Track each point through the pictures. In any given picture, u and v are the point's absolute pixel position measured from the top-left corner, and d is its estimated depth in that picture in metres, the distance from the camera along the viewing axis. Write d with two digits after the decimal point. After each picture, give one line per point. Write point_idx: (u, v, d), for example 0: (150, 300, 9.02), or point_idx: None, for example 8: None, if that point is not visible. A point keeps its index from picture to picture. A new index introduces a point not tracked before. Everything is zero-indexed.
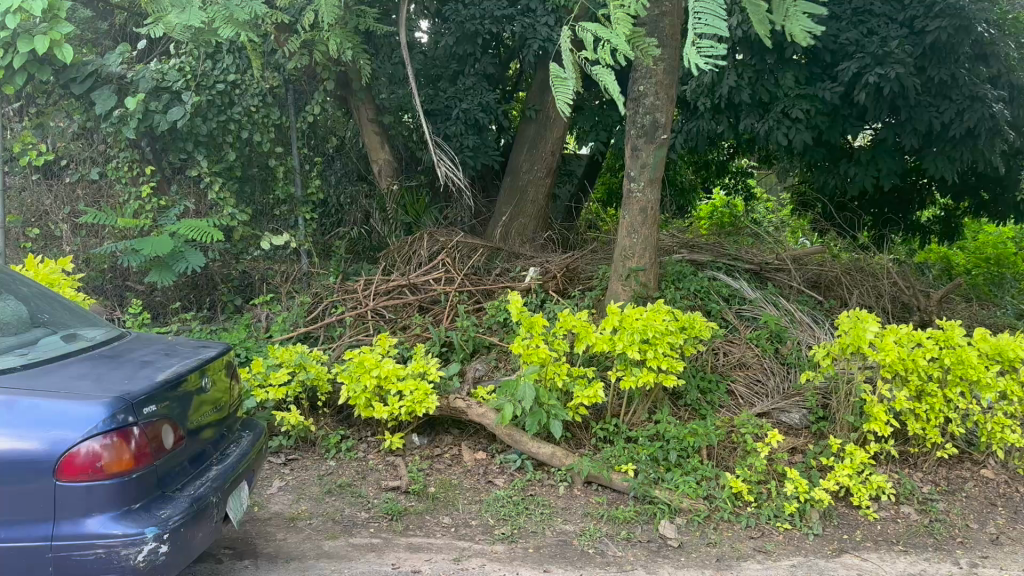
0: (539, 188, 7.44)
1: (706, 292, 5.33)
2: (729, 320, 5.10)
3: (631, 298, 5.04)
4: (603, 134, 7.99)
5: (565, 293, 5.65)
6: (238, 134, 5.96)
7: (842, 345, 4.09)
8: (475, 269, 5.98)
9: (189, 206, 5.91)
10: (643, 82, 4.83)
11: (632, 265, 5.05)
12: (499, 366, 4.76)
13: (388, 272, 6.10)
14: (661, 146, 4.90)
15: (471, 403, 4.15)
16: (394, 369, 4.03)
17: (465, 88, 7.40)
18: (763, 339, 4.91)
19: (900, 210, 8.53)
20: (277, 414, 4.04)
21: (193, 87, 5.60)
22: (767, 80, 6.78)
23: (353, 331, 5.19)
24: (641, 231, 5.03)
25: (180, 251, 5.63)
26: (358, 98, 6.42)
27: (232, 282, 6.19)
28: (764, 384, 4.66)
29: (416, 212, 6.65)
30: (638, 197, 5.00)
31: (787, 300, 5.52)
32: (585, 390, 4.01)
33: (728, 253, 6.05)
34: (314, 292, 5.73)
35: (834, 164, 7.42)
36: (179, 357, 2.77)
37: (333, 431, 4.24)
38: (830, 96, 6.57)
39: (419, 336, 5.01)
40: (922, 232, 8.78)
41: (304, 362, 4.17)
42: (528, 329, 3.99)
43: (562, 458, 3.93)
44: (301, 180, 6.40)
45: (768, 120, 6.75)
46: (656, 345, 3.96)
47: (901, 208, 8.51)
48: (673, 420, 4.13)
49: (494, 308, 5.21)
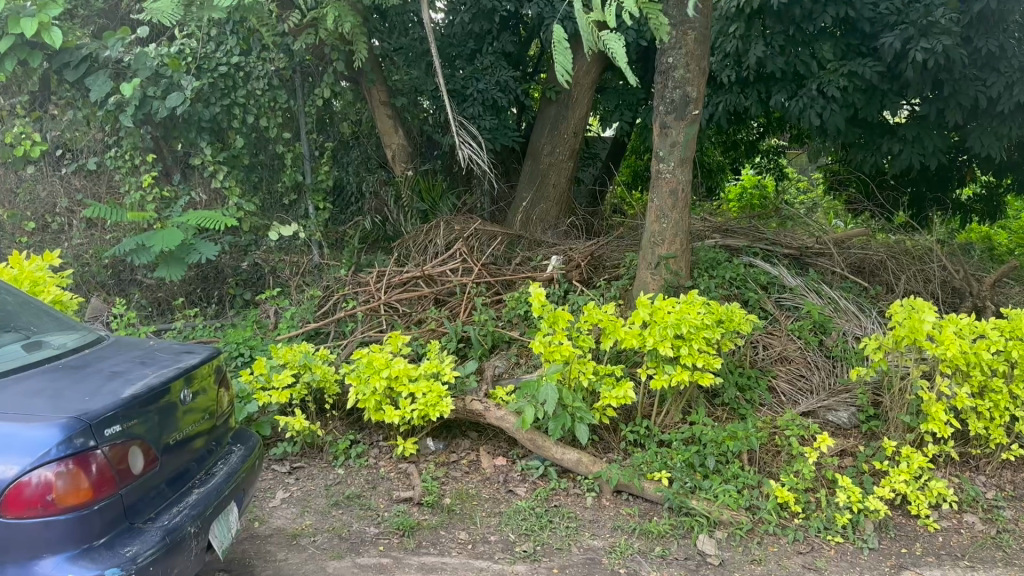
0: (561, 171, 7.08)
1: (742, 280, 4.94)
2: (769, 311, 4.72)
3: (661, 288, 4.67)
4: (627, 113, 7.60)
5: (590, 282, 5.31)
6: (243, 119, 5.65)
7: (897, 338, 3.71)
8: (494, 259, 5.65)
9: (194, 196, 5.63)
10: (673, 54, 4.46)
11: (662, 252, 4.69)
12: (520, 363, 4.46)
13: (403, 263, 5.79)
14: (692, 123, 4.53)
15: (489, 405, 3.83)
16: (406, 369, 3.72)
17: (483, 68, 7.09)
18: (806, 330, 4.53)
19: (937, 188, 7.88)
20: (280, 418, 3.74)
21: (193, 70, 5.30)
22: (802, 52, 6.32)
23: (366, 327, 4.89)
24: (671, 216, 4.67)
25: (190, 243, 5.34)
26: (370, 79, 6.11)
27: (241, 275, 5.91)
28: (808, 381, 4.30)
29: (431, 198, 6.33)
30: (668, 178, 4.64)
31: (830, 287, 5.12)
32: (614, 390, 3.68)
33: (764, 237, 5.67)
34: (325, 285, 5.44)
35: (871, 141, 6.85)
36: (156, 366, 2.47)
37: (342, 437, 3.94)
38: (869, 72, 6.10)
39: (434, 331, 4.69)
40: (960, 210, 8.06)
41: (309, 363, 3.85)
42: (550, 324, 3.66)
43: (589, 465, 3.59)
44: (310, 167, 6.09)
45: (802, 97, 6.31)
46: (691, 341, 3.62)
47: (939, 185, 7.84)
48: (710, 422, 3.79)
49: (514, 300, 4.88)
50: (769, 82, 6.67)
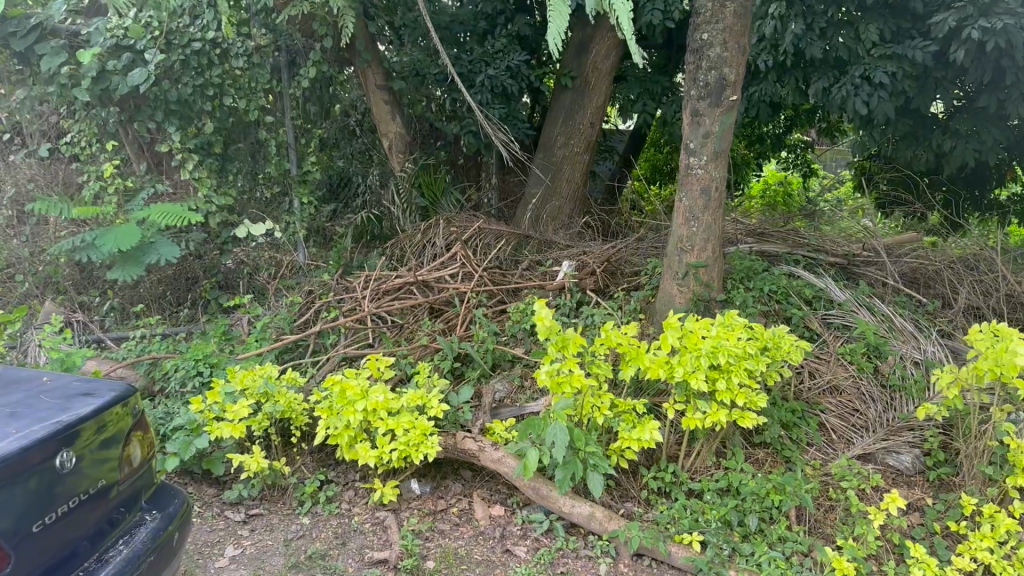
0: (576, 165, 6.45)
1: (783, 293, 4.26)
2: (816, 331, 4.06)
3: (690, 303, 4.05)
4: (649, 104, 6.96)
5: (606, 292, 4.66)
6: (219, 102, 5.06)
7: (977, 371, 3.07)
8: (499, 264, 5.03)
9: (161, 188, 5.10)
10: (709, 29, 3.83)
11: (690, 260, 4.05)
12: (525, 387, 3.87)
13: (397, 267, 5.17)
14: (729, 111, 3.88)
15: (485, 445, 3.20)
16: (385, 401, 3.08)
17: (495, 52, 6.44)
18: (859, 355, 3.88)
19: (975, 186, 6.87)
20: (234, 457, 3.13)
21: (160, 45, 4.70)
22: (846, 34, 5.57)
23: (349, 340, 4.29)
24: (702, 219, 4.01)
25: (149, 240, 4.79)
26: (363, 60, 5.50)
27: (214, 276, 5.29)
28: (863, 416, 3.66)
29: (432, 193, 5.74)
30: (700, 175, 3.99)
31: (882, 301, 4.45)
32: (634, 429, 3.07)
33: (806, 243, 5.00)
34: (306, 291, 4.84)
35: (922, 131, 6.16)
36: (33, 419, 1.90)
37: (310, 476, 3.33)
38: (922, 56, 5.33)
39: (427, 347, 4.07)
40: (997, 211, 6.99)
41: (270, 391, 3.24)
42: (560, 349, 3.04)
43: (604, 522, 2.95)
44: (297, 158, 5.53)
45: (844, 85, 5.60)
46: (729, 372, 2.98)
47: (976, 186, 6.85)
48: (750, 469, 3.16)
49: (518, 313, 4.29)
50: (810, 68, 5.97)
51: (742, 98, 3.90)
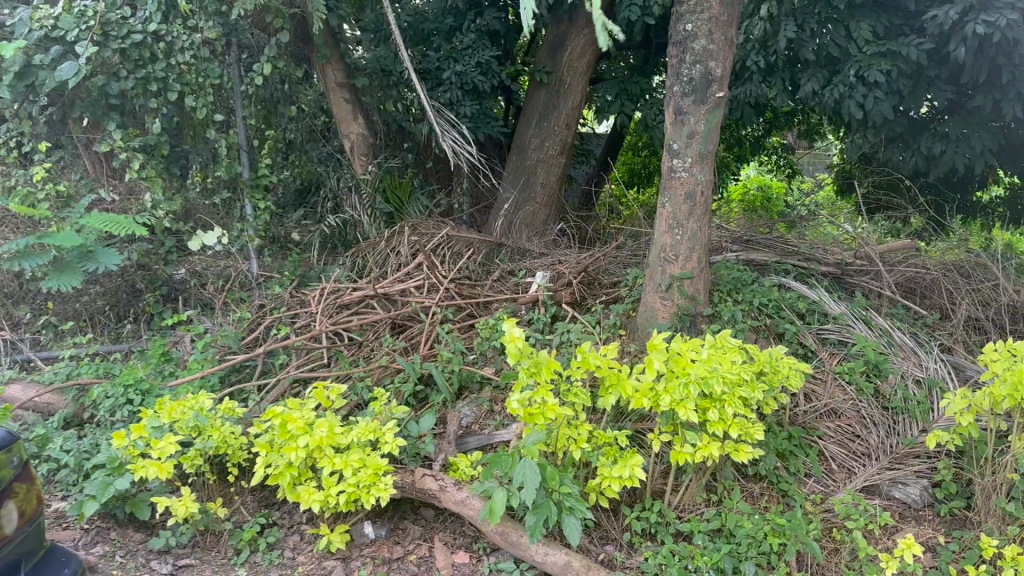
0: (551, 168, 6.12)
1: (774, 306, 3.93)
2: (810, 347, 3.74)
3: (674, 317, 3.71)
4: (628, 104, 6.59)
5: (583, 305, 4.30)
6: (164, 99, 4.64)
7: (996, 397, 2.76)
8: (467, 274, 4.67)
9: (99, 194, 4.66)
10: (693, 19, 3.51)
11: (674, 271, 3.71)
12: (496, 412, 3.52)
13: (358, 278, 4.80)
14: (716, 109, 3.57)
15: (447, 484, 2.82)
16: (331, 436, 2.70)
17: (462, 48, 6.11)
18: (858, 375, 3.56)
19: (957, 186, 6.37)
20: (159, 500, 2.74)
21: (94, 36, 4.26)
22: (837, 31, 5.28)
23: (301, 360, 3.90)
24: (687, 226, 3.68)
25: (89, 249, 4.39)
26: (322, 55, 5.16)
27: (159, 289, 4.82)
28: (864, 441, 3.35)
29: (397, 198, 5.43)
30: (684, 178, 3.65)
31: (879, 315, 4.13)
32: (615, 464, 2.72)
33: (796, 251, 4.70)
34: (257, 305, 4.45)
35: (912, 138, 5.81)
36: None
37: (250, 520, 2.95)
38: (917, 53, 5.03)
39: (386, 368, 3.69)
40: (988, 216, 6.72)
41: (202, 424, 2.86)
42: (532, 376, 2.68)
43: (581, 573, 2.58)
44: (249, 160, 5.10)
45: (837, 85, 5.30)
46: (722, 401, 2.64)
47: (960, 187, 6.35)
48: (746, 509, 2.83)
49: (487, 329, 3.93)
50: (798, 68, 5.67)
51: (728, 95, 3.58)
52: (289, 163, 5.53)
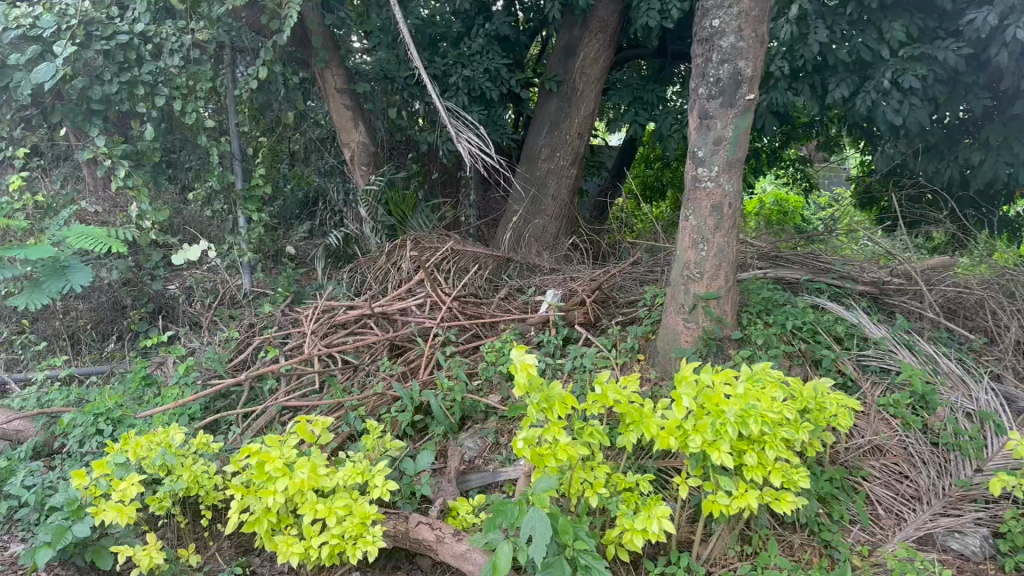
0: (562, 179, 5.81)
1: (809, 329, 3.58)
2: (849, 375, 3.39)
3: (699, 342, 3.38)
4: (643, 113, 6.26)
5: (597, 325, 3.97)
6: (152, 103, 4.35)
7: None
8: (473, 291, 4.35)
9: (79, 205, 4.35)
10: (721, 14, 3.21)
11: (699, 291, 3.37)
12: (502, 445, 3.19)
13: (357, 295, 4.49)
14: (745, 112, 3.24)
15: (445, 533, 2.49)
16: (313, 479, 2.36)
17: (471, 54, 5.77)
18: (905, 407, 3.22)
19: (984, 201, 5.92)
20: (120, 549, 2.41)
21: (75, 35, 3.97)
22: (869, 33, 4.95)
23: (291, 385, 3.58)
24: (713, 241, 3.34)
25: (61, 265, 4.03)
26: (320, 59, 4.85)
27: (144, 306, 4.51)
28: (913, 483, 3.01)
29: (401, 210, 5.13)
30: (710, 189, 3.32)
31: (924, 339, 3.78)
32: (637, 512, 2.38)
33: (830, 269, 4.36)
34: (246, 324, 4.14)
35: (947, 148, 5.51)
36: None
37: (224, 570, 2.62)
38: (955, 57, 4.70)
39: (382, 396, 3.37)
40: None
41: (170, 463, 2.53)
42: (542, 411, 2.34)
43: None
44: (243, 169, 4.80)
45: (869, 91, 4.98)
46: (761, 443, 2.31)
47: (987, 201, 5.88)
48: (786, 564, 2.49)
49: (493, 353, 3.61)
50: (827, 72, 5.33)
51: (759, 97, 3.25)
52: (287, 168, 5.22)
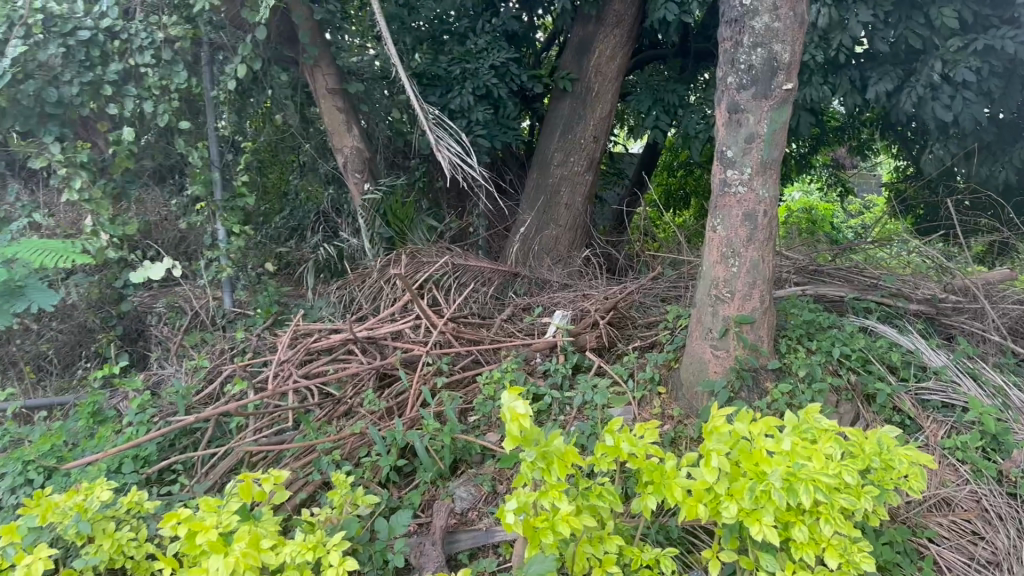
0: (576, 186, 5.36)
1: (859, 356, 3.07)
2: (906, 412, 2.90)
3: (730, 374, 2.89)
4: (665, 116, 5.75)
5: (612, 351, 3.50)
6: (119, 107, 3.96)
7: None
8: (474, 312, 3.89)
9: (35, 219, 3.92)
10: None
11: (729, 314, 2.90)
12: (499, 495, 2.73)
13: (347, 316, 4.05)
14: (783, 105, 2.76)
15: None
16: (253, 556, 1.89)
17: (477, 52, 5.31)
18: (975, 451, 2.72)
19: None
20: None
21: (26, 33, 3.59)
22: (917, 19, 4.43)
23: (261, 421, 3.13)
24: (745, 256, 2.86)
25: (19, 286, 3.47)
26: (309, 57, 4.42)
27: (114, 330, 4.12)
28: (989, 544, 2.51)
29: (399, 221, 4.70)
30: (742, 195, 2.84)
31: (992, 367, 3.26)
32: None
33: (877, 285, 3.86)
34: (218, 350, 3.73)
35: (1001, 149, 4.98)
36: None
37: None
38: (1013, 47, 4.21)
39: (361, 437, 2.91)
40: None
41: (88, 531, 2.08)
42: (540, 471, 1.87)
43: None
44: (223, 178, 4.39)
45: (916, 84, 4.47)
46: (813, 515, 1.84)
47: None
48: None
49: (490, 386, 3.14)
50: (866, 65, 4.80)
51: (798, 87, 2.76)
52: (296, 181, 4.99)
